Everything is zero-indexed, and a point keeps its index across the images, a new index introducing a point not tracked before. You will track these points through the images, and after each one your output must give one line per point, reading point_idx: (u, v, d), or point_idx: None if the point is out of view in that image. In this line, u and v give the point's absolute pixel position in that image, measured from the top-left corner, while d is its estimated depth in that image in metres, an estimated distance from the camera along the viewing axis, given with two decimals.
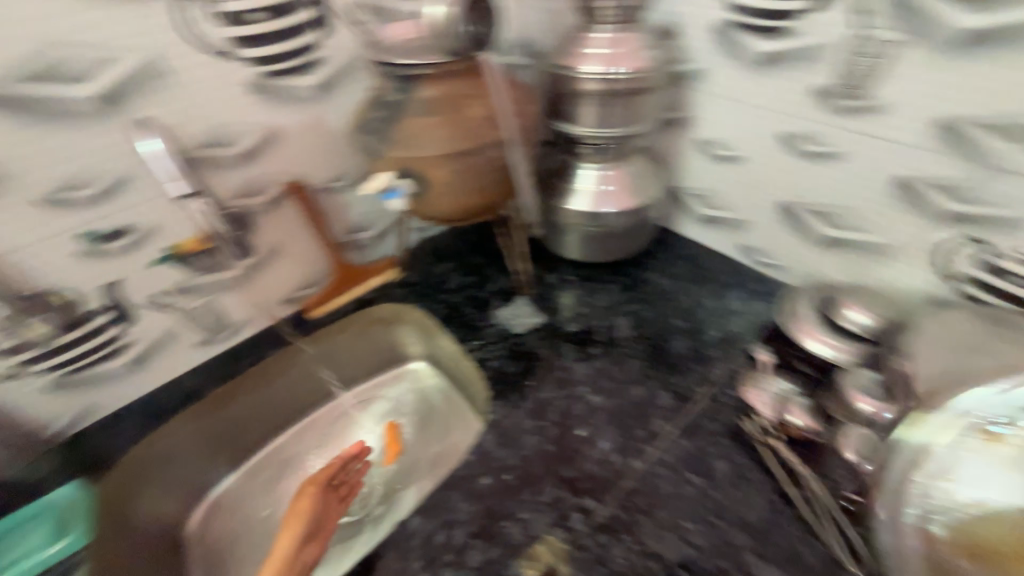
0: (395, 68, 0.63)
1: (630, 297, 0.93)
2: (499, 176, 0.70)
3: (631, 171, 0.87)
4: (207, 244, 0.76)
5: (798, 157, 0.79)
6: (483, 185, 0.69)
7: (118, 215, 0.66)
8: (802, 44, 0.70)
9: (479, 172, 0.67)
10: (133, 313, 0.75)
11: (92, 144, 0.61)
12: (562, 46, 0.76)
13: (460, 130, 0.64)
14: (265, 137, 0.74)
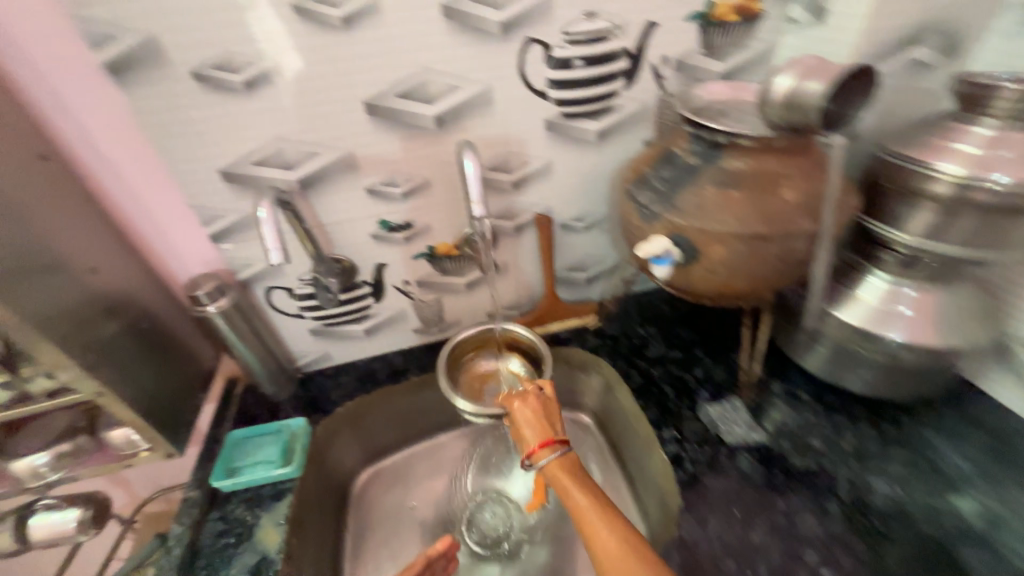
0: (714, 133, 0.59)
1: (884, 443, 0.73)
2: (789, 271, 0.61)
3: (952, 302, 0.66)
4: (459, 250, 0.83)
5: None
6: (763, 280, 0.61)
7: (410, 213, 0.76)
8: None
9: (768, 267, 0.59)
10: (384, 290, 0.85)
11: (419, 153, 0.70)
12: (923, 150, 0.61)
13: (762, 210, 0.57)
14: (541, 167, 0.77)
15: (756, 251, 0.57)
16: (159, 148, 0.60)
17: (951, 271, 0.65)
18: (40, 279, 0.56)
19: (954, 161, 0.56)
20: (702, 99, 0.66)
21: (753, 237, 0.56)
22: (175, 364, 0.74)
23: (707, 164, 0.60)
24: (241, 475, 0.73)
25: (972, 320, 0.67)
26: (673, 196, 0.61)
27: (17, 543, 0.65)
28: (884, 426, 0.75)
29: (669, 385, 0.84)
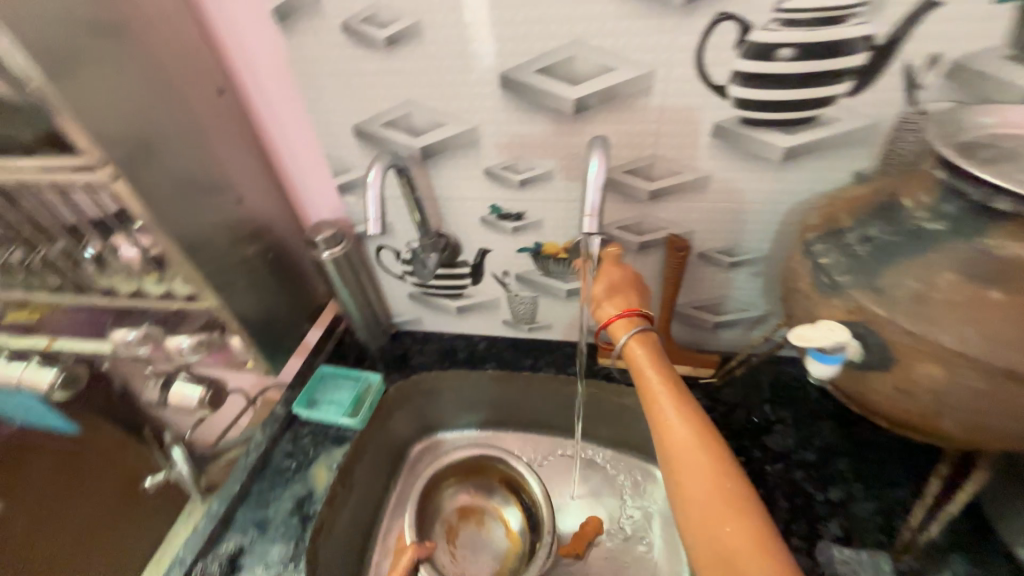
0: (989, 194, 0.37)
1: None
2: None
3: None
4: (569, 255, 0.73)
5: None
6: (1002, 436, 0.39)
7: (524, 204, 0.68)
8: None
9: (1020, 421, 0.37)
10: (483, 275, 0.81)
11: (546, 142, 0.61)
12: None
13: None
14: (692, 182, 0.61)
15: (1005, 395, 0.36)
16: (309, 98, 0.62)
17: None
18: (200, 200, 0.64)
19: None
20: (979, 132, 0.43)
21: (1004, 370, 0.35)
22: (292, 294, 0.82)
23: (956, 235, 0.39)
24: (318, 409, 0.79)
25: None
26: (876, 267, 0.42)
27: (162, 399, 0.82)
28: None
29: (784, 495, 0.65)
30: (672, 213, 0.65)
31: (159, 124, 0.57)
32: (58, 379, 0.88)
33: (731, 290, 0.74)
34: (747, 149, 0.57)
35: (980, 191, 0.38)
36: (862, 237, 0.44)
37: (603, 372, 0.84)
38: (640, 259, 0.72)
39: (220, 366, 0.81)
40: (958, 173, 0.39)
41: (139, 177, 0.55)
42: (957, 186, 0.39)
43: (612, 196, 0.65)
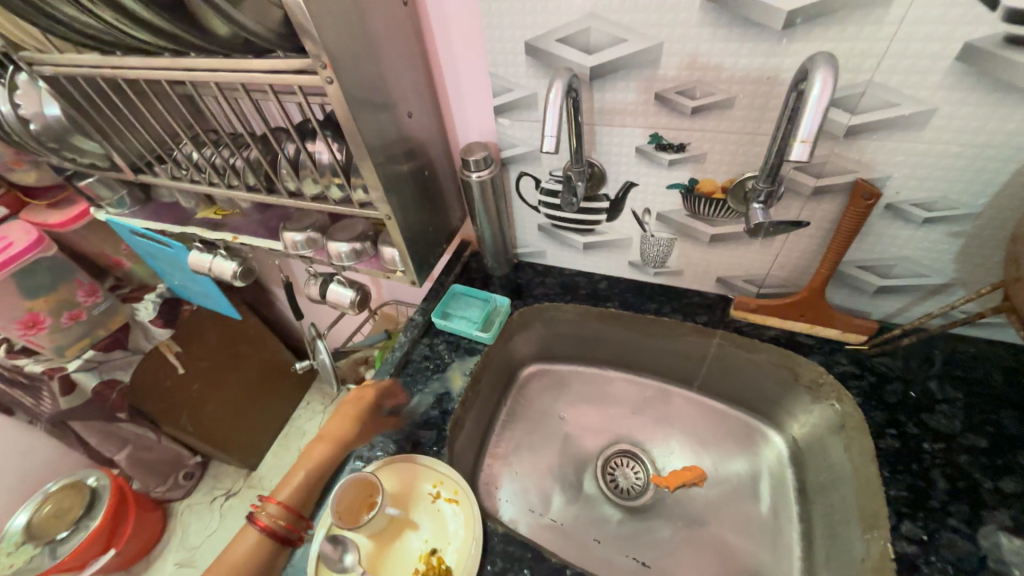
0: None
1: None
2: None
3: None
4: (725, 196, 0.69)
5: None
6: None
7: (692, 135, 0.64)
8: None
9: None
10: (621, 212, 0.79)
11: (739, 64, 0.55)
12: None
13: None
14: (910, 118, 0.53)
15: None
16: (490, 10, 0.61)
17: None
18: (381, 113, 0.65)
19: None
20: None
21: None
22: (434, 213, 0.87)
23: None
24: (453, 320, 0.86)
25: None
26: None
27: (321, 296, 0.94)
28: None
29: (941, 474, 0.61)
30: (870, 155, 0.58)
31: (362, 28, 0.58)
32: (238, 270, 1.01)
33: (914, 251, 0.65)
34: (1001, 77, 0.48)
35: None
36: None
37: (733, 325, 0.81)
38: (811, 206, 0.66)
39: (370, 272, 0.89)
40: None
41: (346, 82, 0.57)
42: None
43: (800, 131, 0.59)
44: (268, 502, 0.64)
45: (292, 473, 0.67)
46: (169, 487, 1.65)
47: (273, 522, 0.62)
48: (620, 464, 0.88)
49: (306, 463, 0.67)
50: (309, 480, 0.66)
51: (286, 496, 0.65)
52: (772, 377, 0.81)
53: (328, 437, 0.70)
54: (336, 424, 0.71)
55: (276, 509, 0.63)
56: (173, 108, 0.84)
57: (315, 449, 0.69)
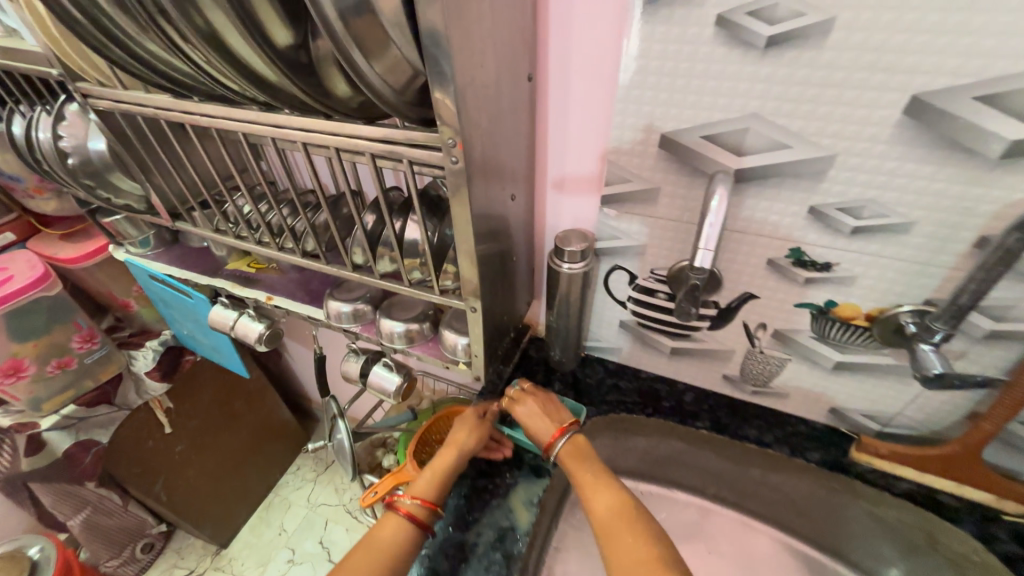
0: None
1: None
2: None
3: None
4: (869, 324, 0.59)
5: None
6: None
7: (844, 255, 0.55)
8: None
9: None
10: (728, 322, 0.69)
11: (929, 189, 0.47)
12: None
13: None
14: None
15: None
16: (627, 97, 0.54)
17: None
18: (489, 192, 0.55)
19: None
20: None
21: None
22: (508, 297, 0.76)
23: None
24: (517, 428, 0.73)
25: None
26: None
27: (360, 376, 0.80)
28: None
29: None
30: None
31: (494, 98, 0.49)
32: (264, 332, 0.89)
33: None
34: None
35: None
36: None
37: (854, 470, 0.68)
38: (978, 350, 0.55)
39: (426, 360, 0.75)
40: None
41: (469, 158, 0.47)
42: None
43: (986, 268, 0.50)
44: (405, 495, 0.61)
45: (426, 470, 0.64)
46: (123, 562, 1.40)
47: (410, 509, 0.60)
48: None
49: (438, 468, 0.65)
50: (438, 473, 0.64)
51: (424, 488, 0.62)
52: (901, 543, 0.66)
53: (455, 443, 0.66)
54: (462, 431, 0.68)
55: (411, 496, 0.61)
56: (232, 155, 0.75)
57: (443, 455, 0.66)
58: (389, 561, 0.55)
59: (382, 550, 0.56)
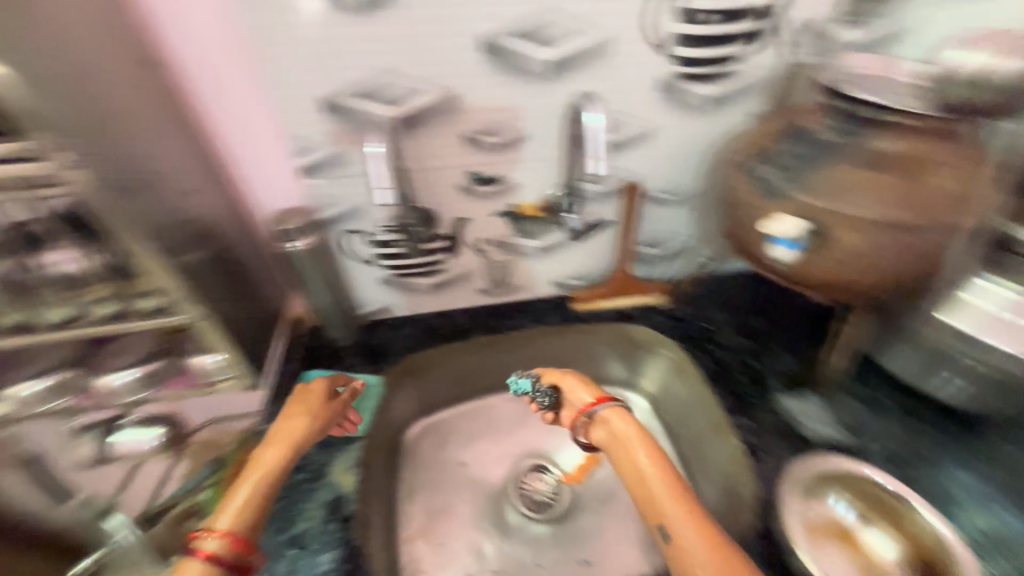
0: (868, 110, 0.55)
1: (955, 447, 0.71)
2: (908, 274, 0.57)
3: None
4: (543, 214, 0.80)
5: None
6: (872, 279, 0.58)
7: (502, 167, 0.73)
8: None
9: (886, 263, 0.56)
10: (459, 246, 0.83)
11: (524, 104, 0.66)
12: None
13: (892, 196, 0.52)
14: (646, 131, 0.72)
15: (880, 241, 0.54)
16: (263, 75, 0.59)
17: None
18: (140, 194, 0.56)
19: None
20: (850, 66, 0.57)
21: (866, 223, 0.53)
22: (248, 294, 0.76)
23: (834, 135, 0.57)
24: (313, 405, 0.76)
25: None
26: (788, 171, 0.59)
27: (98, 455, 0.66)
28: (979, 447, 0.71)
29: (744, 373, 0.83)
30: (630, 161, 0.76)
31: (77, 104, 0.50)
32: None
33: (674, 224, 0.89)
34: (685, 100, 0.70)
35: (851, 110, 0.56)
36: (770, 152, 0.62)
37: (579, 318, 0.94)
38: (603, 208, 0.83)
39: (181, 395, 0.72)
40: (837, 94, 0.57)
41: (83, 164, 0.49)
42: (845, 108, 0.57)
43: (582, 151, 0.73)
44: (211, 530, 0.54)
45: (238, 496, 0.57)
46: None
47: (211, 547, 0.52)
48: (534, 479, 0.92)
49: (248, 499, 0.58)
50: (250, 502, 0.57)
51: (239, 521, 0.55)
52: (618, 352, 0.94)
53: (287, 441, 0.64)
54: (273, 452, 0.63)
55: (217, 531, 0.53)
56: None
57: (271, 455, 0.62)
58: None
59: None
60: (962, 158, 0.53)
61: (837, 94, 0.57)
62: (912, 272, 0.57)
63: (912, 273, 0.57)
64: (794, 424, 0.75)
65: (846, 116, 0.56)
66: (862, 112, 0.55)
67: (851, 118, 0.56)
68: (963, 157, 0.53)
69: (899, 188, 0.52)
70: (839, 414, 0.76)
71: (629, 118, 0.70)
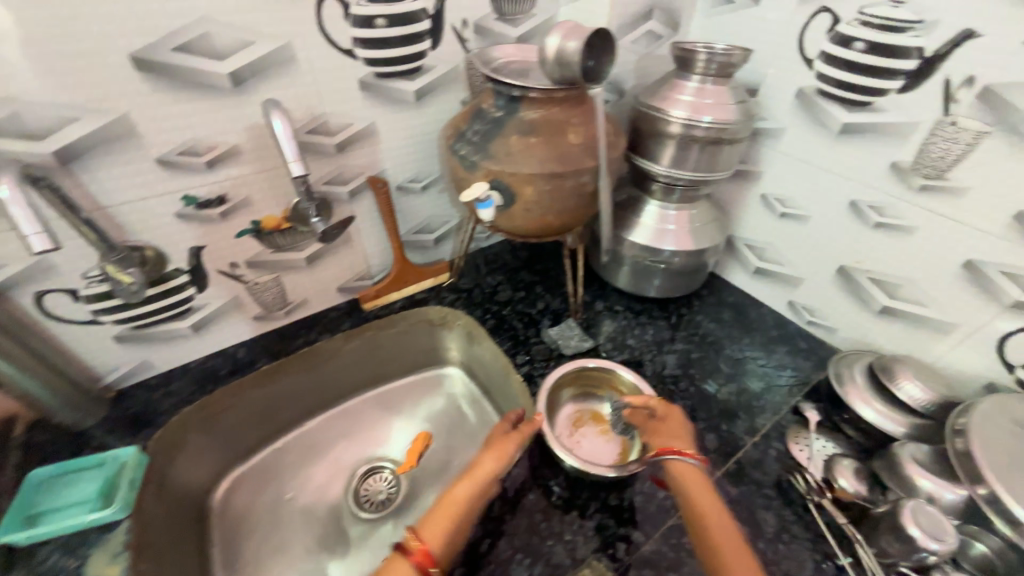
0: (511, 87, 0.67)
1: (663, 326, 0.97)
2: (581, 208, 0.75)
3: (703, 210, 0.93)
4: (291, 223, 0.79)
5: (850, 226, 0.83)
6: (557, 216, 0.73)
7: (222, 186, 0.70)
8: (870, 139, 0.75)
9: (559, 202, 0.71)
10: (207, 277, 0.77)
11: (219, 119, 0.64)
12: (651, 92, 0.82)
13: (543, 152, 0.67)
14: (365, 129, 0.79)
15: (548, 189, 0.69)
16: None
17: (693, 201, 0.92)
18: None
19: (681, 108, 0.77)
20: (499, 60, 0.72)
21: (532, 177, 0.67)
22: None
23: (498, 112, 0.70)
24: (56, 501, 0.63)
25: (707, 235, 0.94)
26: (474, 145, 0.70)
27: None
28: (676, 323, 0.98)
29: (518, 320, 0.98)
30: (362, 160, 0.82)
31: None
32: None
33: (432, 208, 0.98)
34: (391, 97, 0.78)
35: (502, 89, 0.68)
36: (461, 132, 0.73)
37: (372, 315, 0.97)
38: (356, 207, 0.86)
39: None
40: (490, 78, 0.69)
41: None
42: (496, 87, 0.69)
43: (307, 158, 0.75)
44: (417, 536, 0.56)
45: (445, 508, 0.59)
46: None
47: (418, 554, 0.54)
48: (372, 479, 0.90)
49: (457, 501, 0.60)
50: (456, 505, 0.59)
51: (434, 533, 0.56)
52: (420, 336, 1.00)
53: (475, 471, 0.62)
54: (490, 459, 0.63)
55: (424, 538, 0.56)
56: None
57: (461, 486, 0.61)
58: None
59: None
60: (585, 114, 0.70)
61: (490, 77, 0.69)
62: (582, 202, 0.74)
63: (582, 205, 0.74)
64: (559, 348, 0.91)
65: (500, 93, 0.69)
66: (511, 91, 0.67)
67: (504, 93, 0.68)
68: (585, 113, 0.70)
69: (546, 145, 0.67)
70: (589, 330, 0.96)
71: (341, 120, 0.75)
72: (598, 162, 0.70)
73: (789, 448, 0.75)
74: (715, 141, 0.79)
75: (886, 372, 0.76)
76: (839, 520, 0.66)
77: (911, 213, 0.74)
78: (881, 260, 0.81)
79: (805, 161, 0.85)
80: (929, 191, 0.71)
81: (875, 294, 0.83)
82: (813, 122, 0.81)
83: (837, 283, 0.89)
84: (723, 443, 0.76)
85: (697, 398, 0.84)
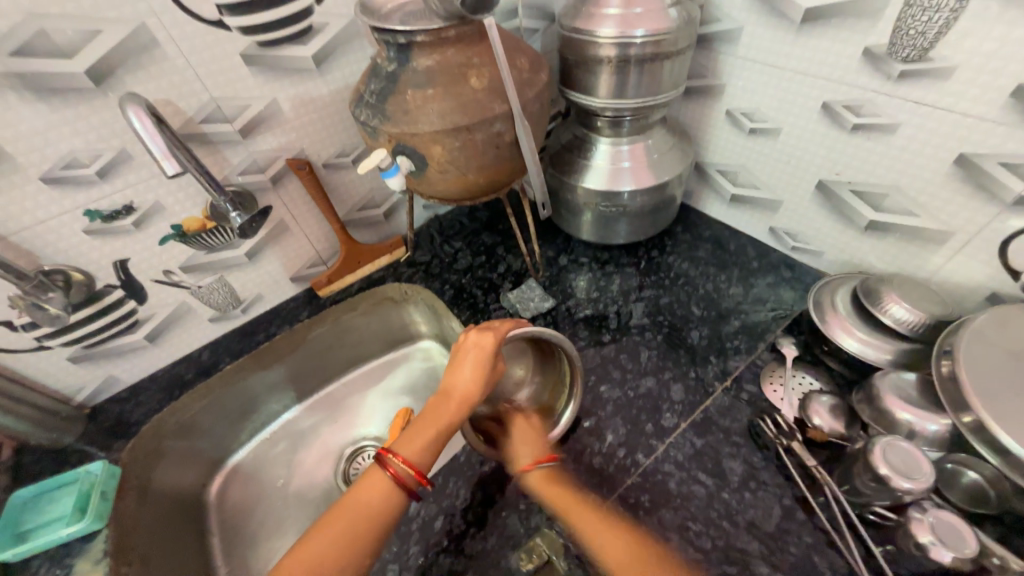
0: (394, 34, 0.58)
1: (633, 273, 0.91)
2: (506, 159, 0.67)
3: (660, 138, 0.84)
4: (215, 222, 0.76)
5: (825, 132, 0.71)
6: (479, 172, 0.66)
7: (126, 196, 0.67)
8: (834, 24, 0.63)
9: (477, 156, 0.64)
10: (145, 288, 0.76)
11: (94, 124, 0.60)
12: (574, 9, 0.71)
13: (443, 103, 0.59)
14: (266, 108, 0.72)
15: (460, 146, 0.62)
16: None
17: (648, 128, 0.82)
18: None
19: (608, 24, 0.66)
20: None
21: (436, 134, 0.60)
22: None
23: (392, 65, 0.62)
24: (44, 518, 0.67)
25: (666, 166, 0.84)
26: (371, 110, 0.63)
27: None
28: (646, 267, 0.92)
29: (478, 286, 0.93)
30: (273, 141, 0.76)
31: None
32: None
33: (370, 181, 0.92)
34: (284, 67, 0.71)
35: (388, 38, 0.60)
36: (358, 95, 0.66)
37: (330, 301, 0.95)
38: (283, 193, 0.82)
39: None
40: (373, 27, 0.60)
41: None
42: (381, 36, 0.60)
43: (210, 150, 0.70)
44: (399, 456, 0.56)
45: (426, 423, 0.58)
46: None
47: (402, 470, 0.55)
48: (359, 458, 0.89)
49: (439, 424, 0.58)
50: (434, 427, 0.58)
51: (420, 449, 0.57)
52: (385, 313, 0.97)
53: (461, 395, 0.60)
54: (471, 381, 0.61)
55: (405, 457, 0.56)
56: None
57: (445, 406, 0.59)
58: (377, 522, 0.52)
59: (366, 509, 0.52)
60: (487, 52, 0.62)
61: (372, 25, 0.60)
62: (505, 151, 0.66)
63: (506, 155, 0.66)
64: (520, 311, 0.87)
65: (387, 42, 0.60)
66: (395, 38, 0.59)
67: (391, 43, 0.60)
68: (488, 51, 0.62)
69: (446, 95, 0.59)
70: (553, 288, 0.91)
71: (235, 103, 0.69)
72: (512, 103, 0.62)
73: (762, 390, 0.70)
74: (654, 56, 0.68)
75: (869, 296, 0.68)
76: (810, 463, 0.61)
77: (890, 107, 0.63)
78: (864, 168, 0.70)
79: (767, 63, 0.72)
80: (909, 78, 0.59)
81: (860, 208, 0.73)
82: (770, 14, 0.68)
83: (817, 200, 0.79)
84: (692, 392, 0.72)
85: (664, 346, 0.78)
